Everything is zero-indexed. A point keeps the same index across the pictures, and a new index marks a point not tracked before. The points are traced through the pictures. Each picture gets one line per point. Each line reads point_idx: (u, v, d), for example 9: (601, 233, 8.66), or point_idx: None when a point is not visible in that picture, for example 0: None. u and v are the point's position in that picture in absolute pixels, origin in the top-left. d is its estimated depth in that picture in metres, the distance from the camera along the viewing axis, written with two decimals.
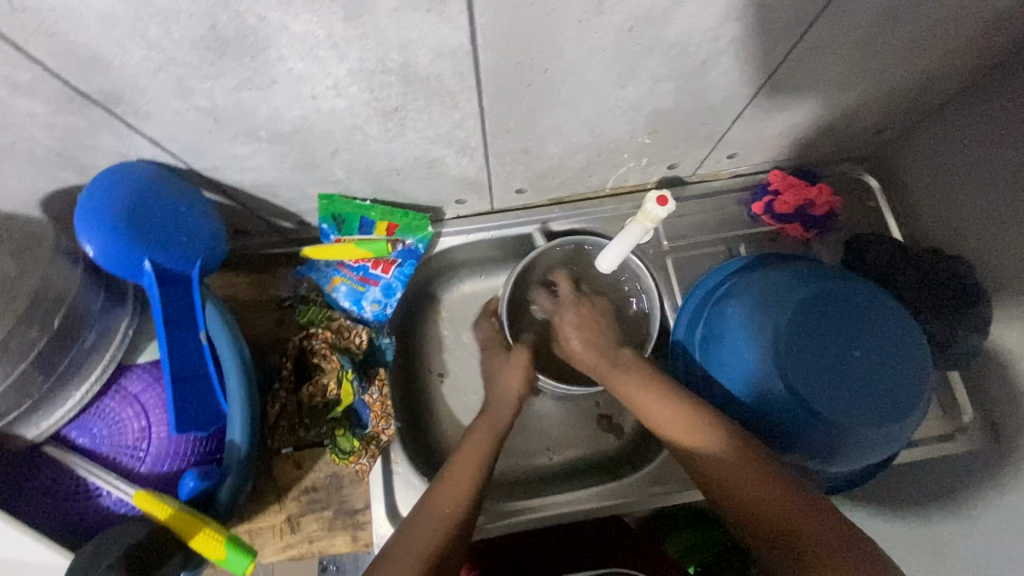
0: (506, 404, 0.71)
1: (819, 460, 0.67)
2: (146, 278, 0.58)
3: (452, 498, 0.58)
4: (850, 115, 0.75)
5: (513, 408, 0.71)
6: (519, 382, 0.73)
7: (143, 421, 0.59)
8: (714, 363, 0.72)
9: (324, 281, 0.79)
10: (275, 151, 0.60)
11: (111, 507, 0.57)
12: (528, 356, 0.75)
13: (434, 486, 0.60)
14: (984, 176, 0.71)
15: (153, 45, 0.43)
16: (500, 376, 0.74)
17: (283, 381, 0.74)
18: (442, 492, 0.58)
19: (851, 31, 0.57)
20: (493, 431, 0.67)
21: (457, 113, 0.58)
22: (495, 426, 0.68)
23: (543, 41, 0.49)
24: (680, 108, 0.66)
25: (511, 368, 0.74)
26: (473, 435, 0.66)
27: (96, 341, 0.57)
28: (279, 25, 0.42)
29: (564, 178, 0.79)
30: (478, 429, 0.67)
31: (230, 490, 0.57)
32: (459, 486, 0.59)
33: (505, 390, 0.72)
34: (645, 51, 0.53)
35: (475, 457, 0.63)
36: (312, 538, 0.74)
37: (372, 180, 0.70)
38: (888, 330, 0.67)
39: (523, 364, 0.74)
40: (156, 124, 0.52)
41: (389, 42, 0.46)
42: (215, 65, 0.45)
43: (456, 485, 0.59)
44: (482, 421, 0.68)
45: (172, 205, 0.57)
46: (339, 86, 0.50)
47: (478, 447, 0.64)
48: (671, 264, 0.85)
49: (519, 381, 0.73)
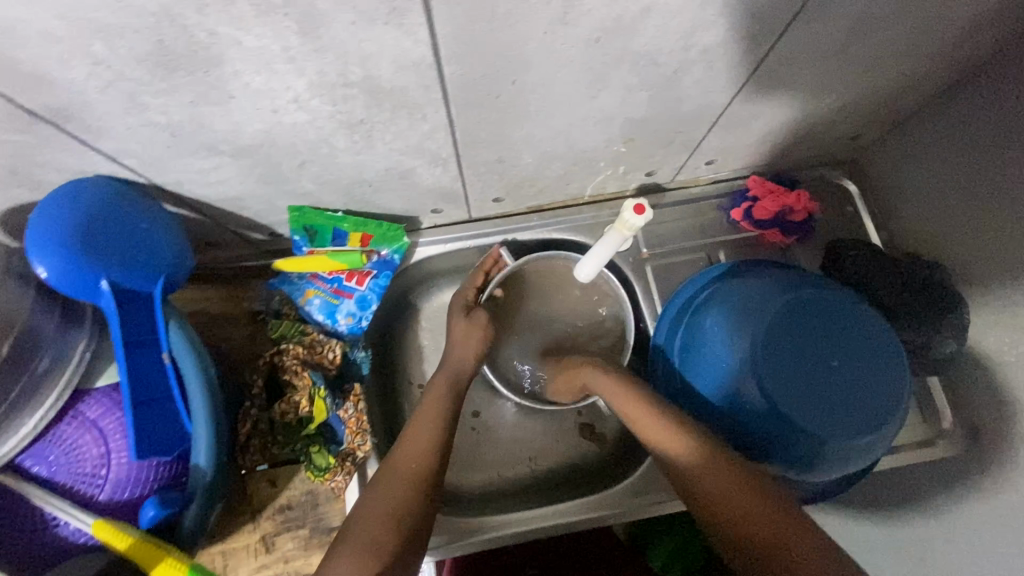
0: (462, 360, 0.71)
1: (800, 469, 0.66)
2: (103, 298, 0.56)
3: (412, 458, 0.59)
4: (826, 121, 0.74)
5: (471, 363, 0.72)
6: (476, 343, 0.73)
7: (102, 448, 0.57)
8: (692, 368, 0.72)
9: (297, 294, 0.77)
10: (238, 164, 0.58)
11: (70, 536, 0.56)
12: (486, 317, 0.75)
13: (396, 449, 0.60)
14: (958, 182, 0.71)
15: (99, 61, 0.41)
16: (455, 339, 0.73)
17: (254, 399, 0.72)
18: (403, 455, 0.59)
19: (823, 39, 0.56)
20: (451, 390, 0.67)
21: (425, 124, 0.57)
22: (454, 380, 0.68)
23: (509, 53, 0.48)
24: (655, 116, 0.65)
25: (467, 329, 0.74)
26: (429, 397, 0.66)
27: (50, 366, 0.55)
28: (231, 39, 0.41)
29: (542, 186, 0.77)
30: (437, 386, 0.67)
31: (194, 517, 0.55)
32: (419, 446, 0.60)
33: (464, 355, 0.72)
34: (615, 61, 0.52)
35: (434, 417, 0.63)
36: (288, 557, 0.72)
37: (343, 192, 0.68)
38: (863, 329, 0.67)
39: (482, 326, 0.74)
40: (111, 140, 0.50)
41: (348, 55, 0.44)
42: (166, 80, 0.44)
43: (416, 446, 0.60)
44: (438, 378, 0.68)
45: (131, 223, 0.55)
46: (300, 99, 0.49)
47: (436, 408, 0.64)
48: (651, 271, 0.84)
49: (476, 341, 0.73)
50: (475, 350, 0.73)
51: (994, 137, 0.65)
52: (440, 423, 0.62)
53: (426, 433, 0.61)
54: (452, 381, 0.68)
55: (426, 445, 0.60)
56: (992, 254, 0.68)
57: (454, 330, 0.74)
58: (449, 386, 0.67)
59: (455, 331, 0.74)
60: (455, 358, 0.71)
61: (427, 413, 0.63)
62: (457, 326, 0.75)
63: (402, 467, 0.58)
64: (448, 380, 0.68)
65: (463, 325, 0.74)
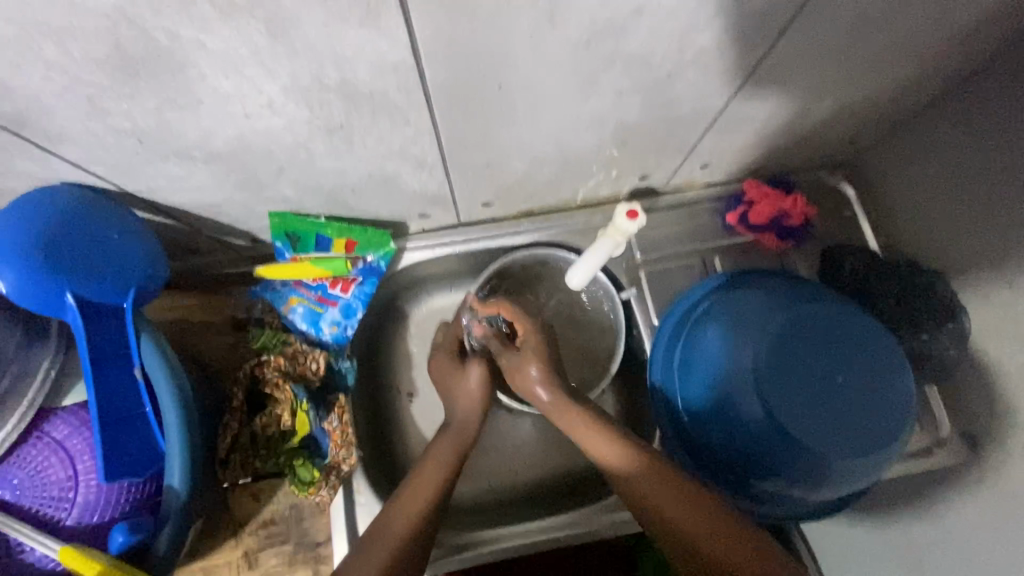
0: (469, 422, 0.69)
1: (807, 488, 0.65)
2: (70, 313, 0.53)
3: (407, 516, 0.56)
4: (824, 123, 0.72)
5: (475, 420, 0.69)
6: (481, 395, 0.70)
7: (69, 470, 0.55)
8: (690, 393, 0.71)
9: (280, 302, 0.75)
10: (213, 171, 0.55)
11: (36, 563, 0.54)
12: (484, 368, 0.72)
13: (394, 499, 0.59)
14: (956, 186, 0.69)
15: (52, 65, 0.38)
16: (458, 393, 0.71)
17: (234, 413, 0.69)
18: (399, 511, 0.57)
19: (821, 40, 0.54)
20: (458, 447, 0.66)
21: (408, 129, 0.54)
22: (458, 442, 0.66)
23: (494, 55, 0.45)
24: (648, 119, 0.63)
25: (470, 387, 0.71)
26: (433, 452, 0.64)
27: (11, 386, 0.53)
28: (195, 42, 0.38)
29: (532, 190, 0.75)
30: (439, 442, 0.66)
31: (168, 542, 0.52)
32: (413, 505, 0.57)
33: (469, 413, 0.69)
34: (606, 63, 0.50)
35: (438, 473, 0.61)
36: (272, 574, 0.70)
37: (325, 198, 0.65)
38: (869, 358, 0.65)
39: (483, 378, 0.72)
40: (74, 147, 0.48)
41: (323, 59, 0.42)
42: (127, 85, 0.41)
43: (415, 501, 0.58)
44: (444, 437, 0.67)
45: (98, 234, 0.52)
46: (274, 104, 0.46)
47: (439, 467, 0.62)
48: (645, 276, 0.82)
49: (481, 396, 0.70)
50: (479, 404, 0.70)
51: (994, 142, 0.63)
52: (442, 481, 0.61)
53: (426, 490, 0.59)
54: (457, 440, 0.66)
55: (422, 504, 0.58)
56: (990, 261, 0.66)
57: (457, 388, 0.71)
58: (456, 446, 0.65)
59: (457, 386, 0.72)
60: (460, 420, 0.69)
61: (432, 469, 0.62)
62: (458, 385, 0.71)
63: (396, 525, 0.55)
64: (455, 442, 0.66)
65: (463, 379, 0.72)
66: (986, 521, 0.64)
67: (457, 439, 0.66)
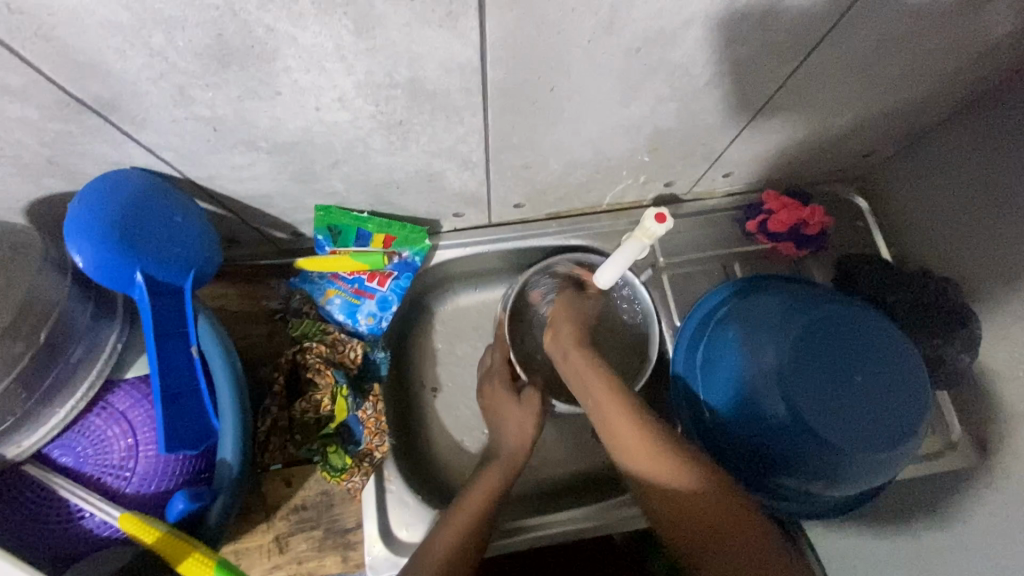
0: (518, 450, 0.72)
1: (829, 483, 0.68)
2: (137, 290, 0.56)
3: (452, 534, 0.60)
4: (842, 138, 0.76)
5: (524, 451, 0.72)
6: (531, 427, 0.73)
7: (131, 439, 0.57)
8: (712, 393, 0.74)
9: (318, 293, 0.77)
10: (273, 162, 0.58)
11: (93, 530, 0.56)
12: (538, 399, 0.75)
13: (438, 527, 0.62)
14: (971, 198, 0.73)
15: (155, 53, 0.41)
16: (508, 421, 0.74)
17: (274, 397, 0.72)
18: (444, 534, 0.60)
19: (849, 56, 0.58)
20: (503, 474, 0.69)
21: (461, 128, 0.58)
22: (506, 466, 0.70)
23: (551, 60, 0.49)
24: (680, 127, 0.66)
25: (521, 416, 0.74)
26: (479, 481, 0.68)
27: (84, 355, 0.56)
28: (288, 36, 0.41)
29: (563, 193, 0.78)
30: (488, 472, 0.69)
31: (220, 512, 0.55)
32: (457, 528, 0.61)
33: (517, 437, 0.73)
34: (651, 72, 0.54)
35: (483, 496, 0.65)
36: (301, 559, 0.72)
37: (370, 192, 0.68)
38: (888, 362, 0.68)
39: (534, 407, 0.75)
40: (153, 132, 0.51)
41: (398, 56, 0.45)
42: (217, 75, 0.44)
43: (460, 522, 0.61)
44: (493, 466, 0.70)
45: (167, 216, 0.56)
46: (344, 98, 0.50)
47: (481, 493, 0.65)
48: (667, 280, 0.85)
49: (531, 428, 0.73)
50: (529, 435, 0.73)
51: (1003, 159, 0.68)
52: (487, 506, 0.64)
53: (473, 511, 0.63)
54: (503, 469, 0.69)
55: (467, 526, 0.61)
56: (1000, 272, 0.70)
57: (508, 416, 0.75)
58: (501, 477, 0.68)
59: (505, 414, 0.75)
60: (511, 445, 0.72)
61: (478, 491, 0.66)
62: (510, 413, 0.74)
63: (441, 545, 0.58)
64: (500, 470, 0.69)
65: (514, 407, 0.75)
66: (990, 519, 0.67)
67: (504, 468, 0.69)
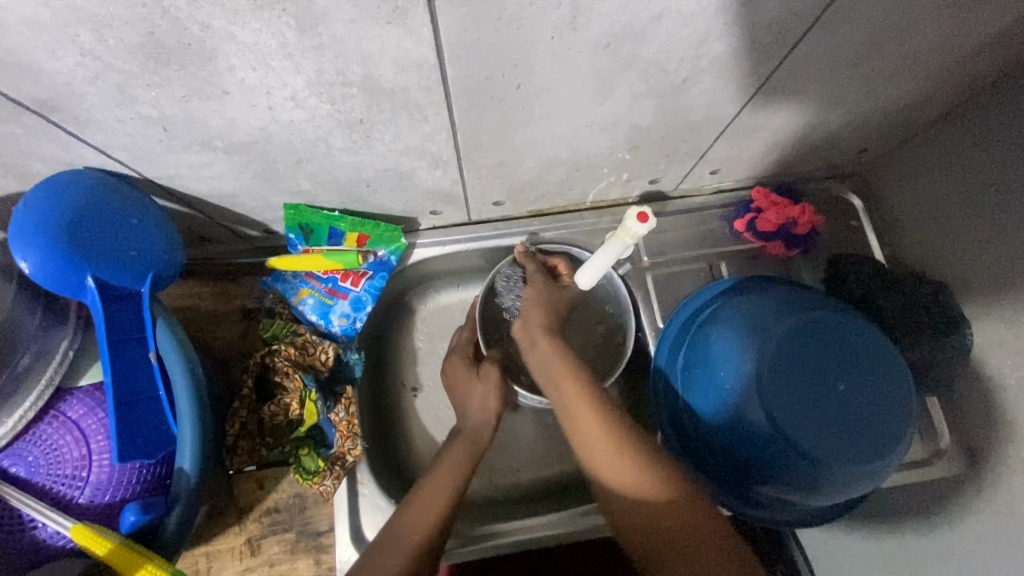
0: (482, 426, 0.70)
1: (804, 494, 0.66)
2: (89, 295, 0.55)
3: (419, 523, 0.56)
4: (834, 134, 0.73)
5: (488, 424, 0.70)
6: (493, 404, 0.71)
7: (82, 449, 0.59)
8: (692, 390, 0.72)
9: (291, 293, 0.76)
10: (233, 161, 0.56)
11: (48, 539, 0.59)
12: (498, 373, 0.73)
13: (402, 509, 0.59)
14: (966, 199, 0.69)
15: (86, 53, 0.39)
16: (471, 397, 0.72)
17: (242, 400, 0.70)
18: (412, 518, 0.57)
19: (836, 51, 0.55)
20: (470, 452, 0.66)
21: (426, 126, 0.55)
22: (472, 444, 0.67)
23: (514, 57, 0.46)
24: (660, 124, 0.64)
25: (484, 393, 0.72)
26: (445, 458, 0.65)
27: (32, 363, 0.57)
28: (226, 34, 0.39)
29: (543, 191, 0.76)
30: (455, 449, 0.66)
31: (178, 521, 0.56)
32: (423, 510, 0.58)
33: (487, 414, 0.71)
34: (624, 68, 0.51)
35: (449, 482, 0.61)
36: (274, 561, 0.72)
37: (339, 191, 0.66)
38: (876, 373, 0.66)
39: (495, 383, 0.73)
40: (100, 133, 0.49)
41: (348, 54, 0.43)
42: (157, 74, 0.42)
43: (427, 505, 0.58)
44: (458, 443, 0.67)
45: (121, 220, 0.54)
46: (297, 97, 0.47)
47: (448, 474, 0.62)
48: (651, 280, 0.82)
49: (494, 401, 0.71)
50: (492, 410, 0.71)
51: (998, 160, 0.64)
52: (454, 485, 0.61)
53: (439, 497, 0.59)
54: (470, 446, 0.67)
55: (436, 511, 0.58)
56: (994, 277, 0.67)
57: (472, 392, 0.72)
58: (467, 455, 0.66)
59: (467, 394, 0.72)
60: (476, 423, 0.70)
61: (445, 476, 0.62)
62: (474, 391, 0.72)
63: (407, 533, 0.55)
64: (467, 447, 0.67)
65: (477, 382, 0.73)
66: (967, 533, 0.65)
67: (470, 445, 0.67)
